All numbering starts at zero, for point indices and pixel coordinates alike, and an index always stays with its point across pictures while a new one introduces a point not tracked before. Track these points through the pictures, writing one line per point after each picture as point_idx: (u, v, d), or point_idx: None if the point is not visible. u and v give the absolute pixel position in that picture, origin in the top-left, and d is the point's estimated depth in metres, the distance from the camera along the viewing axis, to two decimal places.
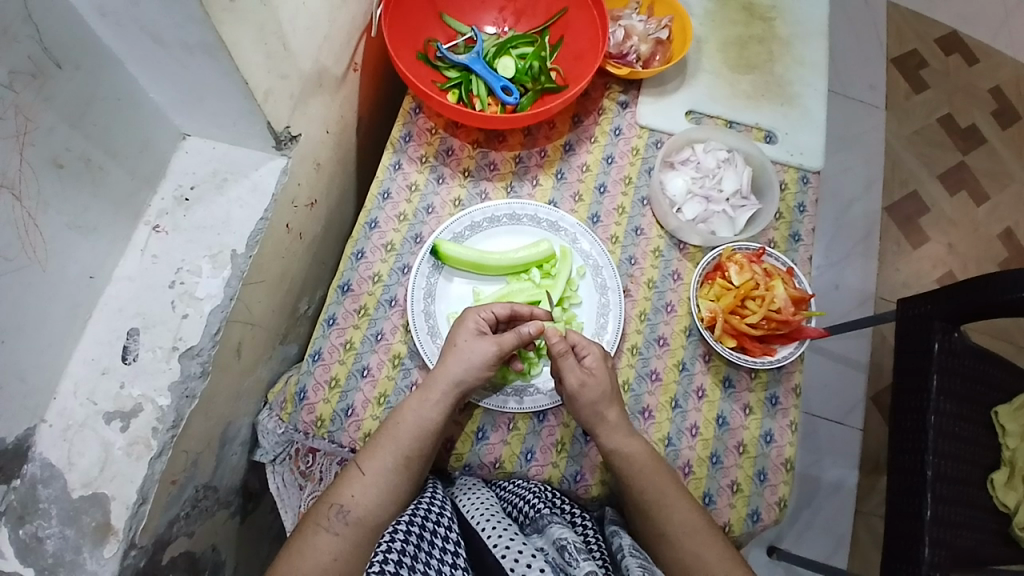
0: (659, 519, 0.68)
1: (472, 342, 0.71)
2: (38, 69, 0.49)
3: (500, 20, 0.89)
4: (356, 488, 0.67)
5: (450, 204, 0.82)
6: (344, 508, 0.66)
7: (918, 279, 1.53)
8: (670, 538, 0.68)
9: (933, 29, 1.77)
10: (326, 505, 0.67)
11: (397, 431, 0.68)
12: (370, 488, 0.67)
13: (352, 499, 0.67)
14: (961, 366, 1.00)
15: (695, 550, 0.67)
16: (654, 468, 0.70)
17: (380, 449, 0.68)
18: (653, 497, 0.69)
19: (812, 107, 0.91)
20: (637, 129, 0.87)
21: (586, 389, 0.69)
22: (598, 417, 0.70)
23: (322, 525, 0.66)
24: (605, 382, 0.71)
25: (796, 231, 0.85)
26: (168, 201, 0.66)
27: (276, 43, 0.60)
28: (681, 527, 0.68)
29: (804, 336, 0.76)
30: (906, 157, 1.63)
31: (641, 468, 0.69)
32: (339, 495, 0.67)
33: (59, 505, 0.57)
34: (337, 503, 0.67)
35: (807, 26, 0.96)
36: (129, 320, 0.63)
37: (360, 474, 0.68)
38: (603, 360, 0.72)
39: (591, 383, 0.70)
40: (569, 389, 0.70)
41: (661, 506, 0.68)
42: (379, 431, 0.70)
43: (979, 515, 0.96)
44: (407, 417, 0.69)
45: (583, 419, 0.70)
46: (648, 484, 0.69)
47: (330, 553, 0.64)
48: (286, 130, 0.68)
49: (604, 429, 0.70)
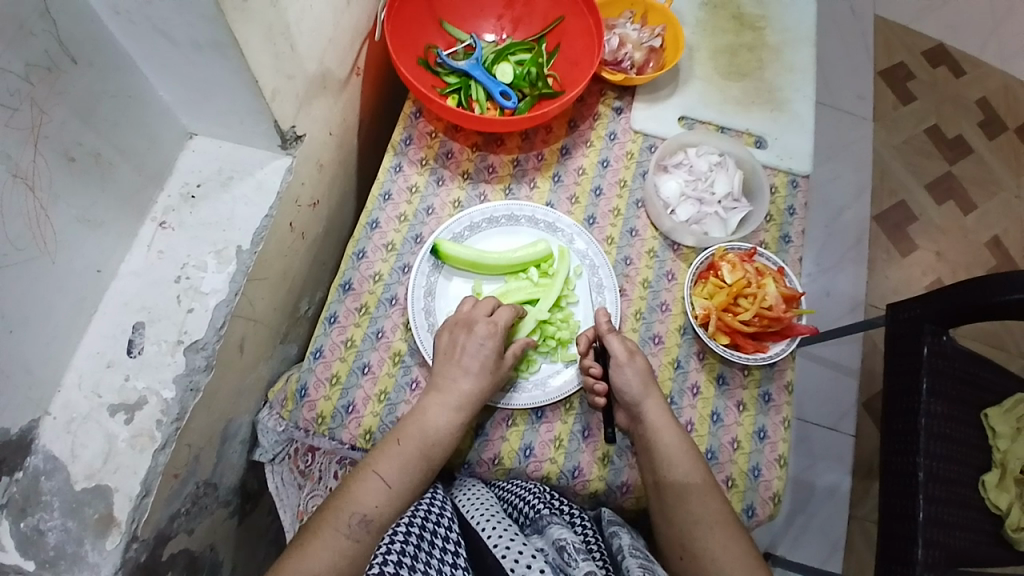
0: (696, 504, 0.69)
1: (482, 344, 0.72)
2: (54, 63, 0.51)
3: (499, 28, 0.92)
4: (380, 499, 0.68)
5: (450, 205, 0.84)
6: (366, 517, 0.66)
7: (907, 285, 1.56)
8: (702, 525, 0.69)
9: (920, 42, 1.82)
10: (345, 513, 0.66)
11: (421, 434, 0.70)
12: (392, 499, 0.68)
13: (375, 509, 0.67)
14: (950, 368, 1.02)
15: (725, 540, 0.68)
16: (697, 458, 0.72)
17: (404, 458, 0.69)
18: (695, 480, 0.71)
19: (801, 112, 0.94)
20: (631, 134, 0.90)
21: (632, 362, 0.75)
22: (645, 389, 0.74)
23: (340, 531, 0.65)
24: (644, 370, 0.76)
25: (786, 233, 0.87)
26: (174, 198, 0.68)
27: (284, 44, 0.62)
28: (714, 513, 0.69)
29: (796, 333, 0.78)
30: (894, 167, 1.67)
31: (682, 457, 0.71)
32: (359, 504, 0.67)
33: (62, 497, 0.58)
34: (359, 512, 0.66)
35: (794, 34, 1.00)
36: (134, 314, 0.64)
37: (382, 484, 0.68)
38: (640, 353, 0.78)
39: (634, 361, 0.75)
40: (614, 359, 0.75)
41: (700, 490, 0.70)
42: (397, 430, 0.71)
43: (972, 515, 0.98)
44: (421, 426, 0.70)
45: (629, 395, 0.74)
46: (686, 466, 0.71)
47: (350, 558, 0.64)
48: (292, 130, 0.70)
49: (649, 405, 0.74)
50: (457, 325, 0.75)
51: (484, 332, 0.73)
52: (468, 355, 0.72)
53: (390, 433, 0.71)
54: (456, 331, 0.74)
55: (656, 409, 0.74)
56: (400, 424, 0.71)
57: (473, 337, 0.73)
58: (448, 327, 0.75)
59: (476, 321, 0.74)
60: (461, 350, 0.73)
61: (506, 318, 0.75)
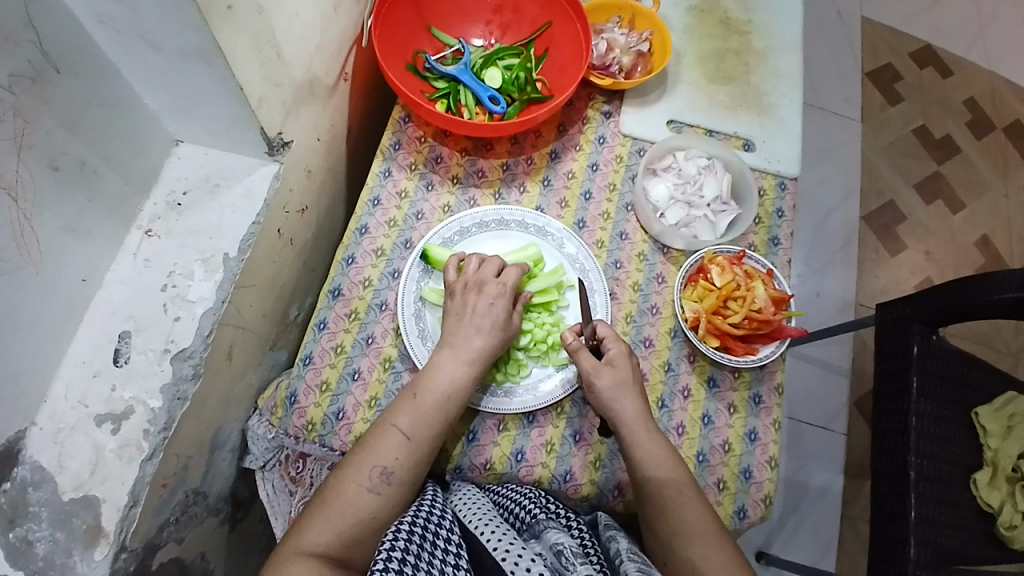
0: (674, 516, 0.69)
1: (491, 304, 0.73)
2: (37, 72, 0.51)
3: (487, 33, 0.92)
4: (400, 452, 0.67)
5: (439, 210, 0.84)
6: (386, 470, 0.66)
7: (897, 285, 1.57)
8: (679, 536, 0.68)
9: (907, 44, 1.83)
10: (367, 467, 0.66)
11: (438, 387, 0.69)
12: (412, 451, 0.67)
13: (395, 462, 0.66)
14: (939, 368, 1.02)
15: (704, 552, 0.67)
16: (678, 469, 0.71)
17: (423, 412, 0.68)
18: (672, 493, 0.69)
19: (787, 116, 0.94)
20: (621, 137, 0.90)
21: (601, 373, 0.72)
22: (616, 402, 0.72)
23: (362, 484, 0.65)
24: (624, 371, 0.73)
25: (775, 236, 0.87)
26: (161, 206, 0.68)
27: (270, 52, 0.62)
28: (693, 525, 0.68)
29: (785, 335, 0.78)
30: (882, 168, 1.68)
31: (663, 465, 0.70)
32: (380, 457, 0.66)
33: (50, 507, 0.57)
34: (379, 465, 0.66)
35: (781, 38, 1.00)
36: (121, 323, 0.63)
37: (401, 437, 0.67)
38: (627, 356, 0.75)
39: (605, 371, 0.72)
40: (584, 373, 0.73)
41: (677, 503, 0.69)
42: (414, 383, 0.70)
43: (961, 514, 0.98)
44: (438, 380, 0.69)
45: (603, 407, 0.72)
46: (659, 478, 0.70)
47: (371, 509, 0.65)
48: (279, 137, 0.70)
49: (626, 415, 0.71)
50: (468, 286, 0.74)
51: (495, 292, 0.74)
52: (479, 315, 0.72)
53: (406, 388, 0.70)
54: (466, 291, 0.74)
55: (636, 415, 0.72)
56: (420, 377, 0.70)
57: (483, 297, 0.73)
58: (458, 286, 0.75)
59: (486, 281, 0.74)
60: (472, 310, 0.73)
61: (514, 280, 0.76)
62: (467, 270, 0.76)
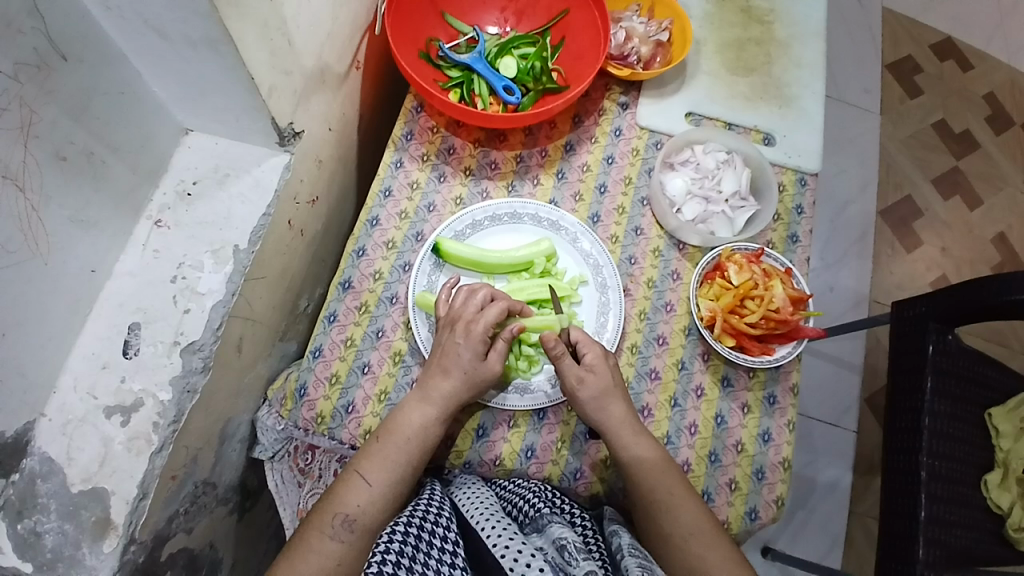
0: (666, 518, 0.68)
1: (466, 349, 0.70)
2: (43, 60, 0.49)
3: (501, 21, 0.90)
4: (362, 498, 0.67)
5: (451, 202, 0.83)
6: (349, 517, 0.66)
7: (912, 281, 1.54)
8: (674, 537, 0.68)
9: (928, 35, 1.78)
10: (329, 514, 0.66)
11: (404, 434, 0.68)
12: (375, 498, 0.67)
13: (358, 508, 0.66)
14: (955, 368, 1.00)
15: (701, 552, 0.67)
16: (669, 471, 0.70)
17: (386, 458, 0.68)
18: (662, 495, 0.69)
19: (809, 109, 0.92)
20: (637, 129, 0.88)
21: (585, 386, 0.70)
22: (602, 412, 0.70)
23: (325, 532, 0.65)
24: (606, 377, 0.72)
25: (793, 232, 0.85)
26: (170, 196, 0.66)
27: (280, 39, 0.60)
28: (687, 527, 0.68)
29: (802, 335, 0.77)
30: (900, 161, 1.65)
31: (652, 467, 0.69)
32: (343, 504, 0.66)
33: (59, 500, 0.57)
34: (342, 513, 0.66)
35: (803, 28, 0.97)
36: (129, 315, 0.62)
37: (365, 483, 0.67)
38: (604, 357, 0.73)
39: (589, 379, 0.71)
40: (568, 387, 0.71)
41: (669, 504, 0.68)
42: (380, 428, 0.70)
43: (974, 515, 0.97)
44: (402, 427, 0.69)
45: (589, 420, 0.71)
46: (649, 483, 0.69)
47: (334, 559, 0.64)
48: (290, 127, 0.68)
49: (614, 421, 0.70)
50: (446, 323, 0.72)
51: (467, 335, 0.70)
52: (453, 359, 0.70)
53: (374, 432, 0.70)
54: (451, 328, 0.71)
55: (619, 413, 0.71)
56: (384, 422, 0.70)
57: (460, 336, 0.71)
58: (446, 324, 0.72)
59: (461, 319, 0.71)
60: (446, 353, 0.71)
61: (492, 318, 0.71)
62: (454, 304, 0.73)
